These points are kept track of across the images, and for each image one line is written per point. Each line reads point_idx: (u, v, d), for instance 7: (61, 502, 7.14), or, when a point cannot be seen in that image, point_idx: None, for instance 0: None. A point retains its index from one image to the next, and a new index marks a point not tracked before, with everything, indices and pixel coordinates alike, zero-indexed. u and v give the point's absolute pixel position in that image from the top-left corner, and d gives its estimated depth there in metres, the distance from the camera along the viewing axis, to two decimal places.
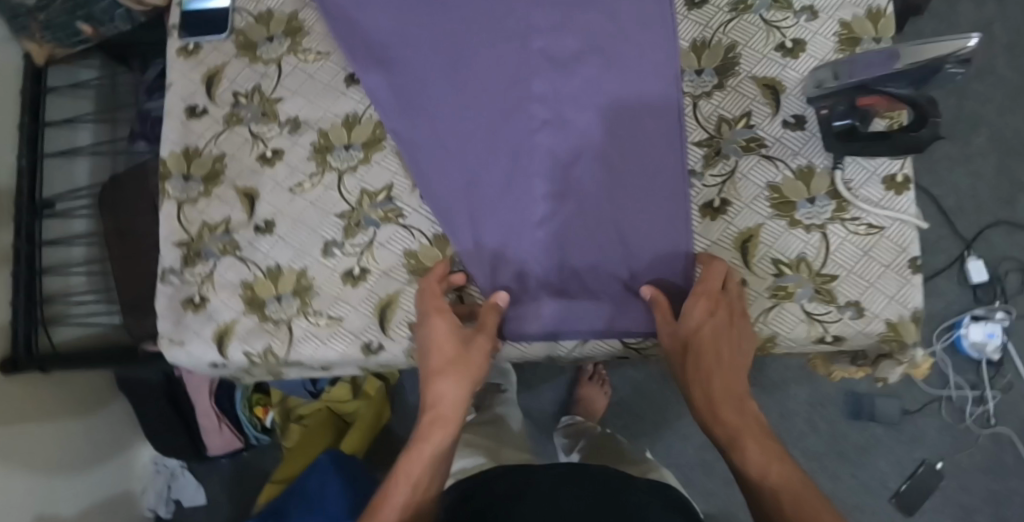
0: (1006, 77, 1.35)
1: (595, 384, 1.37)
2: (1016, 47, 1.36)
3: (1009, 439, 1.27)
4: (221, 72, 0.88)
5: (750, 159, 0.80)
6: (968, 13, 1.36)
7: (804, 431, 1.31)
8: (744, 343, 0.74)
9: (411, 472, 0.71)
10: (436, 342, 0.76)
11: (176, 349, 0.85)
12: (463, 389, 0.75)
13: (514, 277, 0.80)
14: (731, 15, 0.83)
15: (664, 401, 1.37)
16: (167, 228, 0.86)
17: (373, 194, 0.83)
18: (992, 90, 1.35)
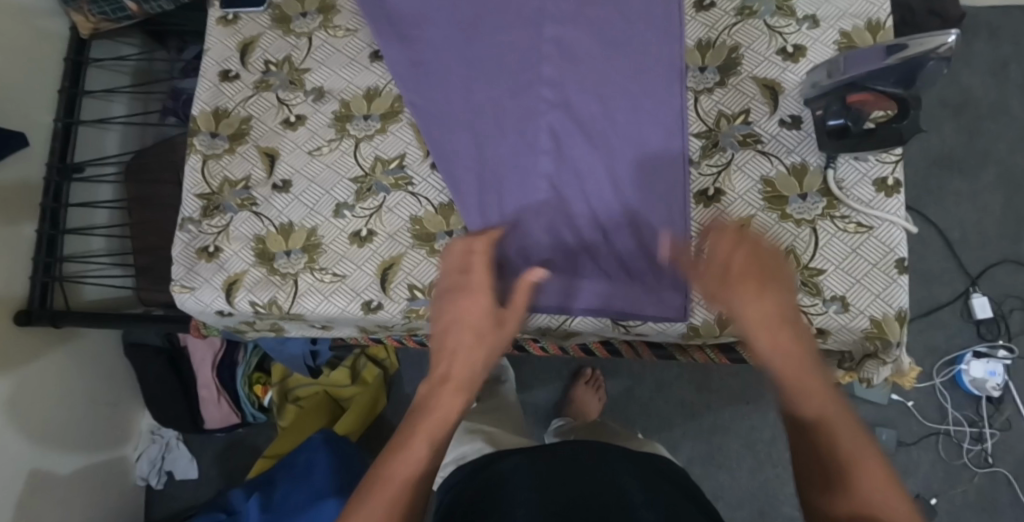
0: (1018, 116, 1.35)
1: (590, 389, 1.31)
2: None
3: (1006, 479, 1.23)
4: (256, 41, 0.94)
5: (746, 153, 0.84)
6: (983, 52, 1.38)
7: None
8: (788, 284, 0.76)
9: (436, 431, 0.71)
10: (470, 315, 0.78)
11: (186, 295, 0.89)
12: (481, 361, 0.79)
13: (515, 249, 0.83)
14: (736, 19, 0.88)
15: (657, 411, 1.33)
16: (191, 180, 0.91)
17: (386, 161, 0.88)
18: (1004, 128, 1.35)
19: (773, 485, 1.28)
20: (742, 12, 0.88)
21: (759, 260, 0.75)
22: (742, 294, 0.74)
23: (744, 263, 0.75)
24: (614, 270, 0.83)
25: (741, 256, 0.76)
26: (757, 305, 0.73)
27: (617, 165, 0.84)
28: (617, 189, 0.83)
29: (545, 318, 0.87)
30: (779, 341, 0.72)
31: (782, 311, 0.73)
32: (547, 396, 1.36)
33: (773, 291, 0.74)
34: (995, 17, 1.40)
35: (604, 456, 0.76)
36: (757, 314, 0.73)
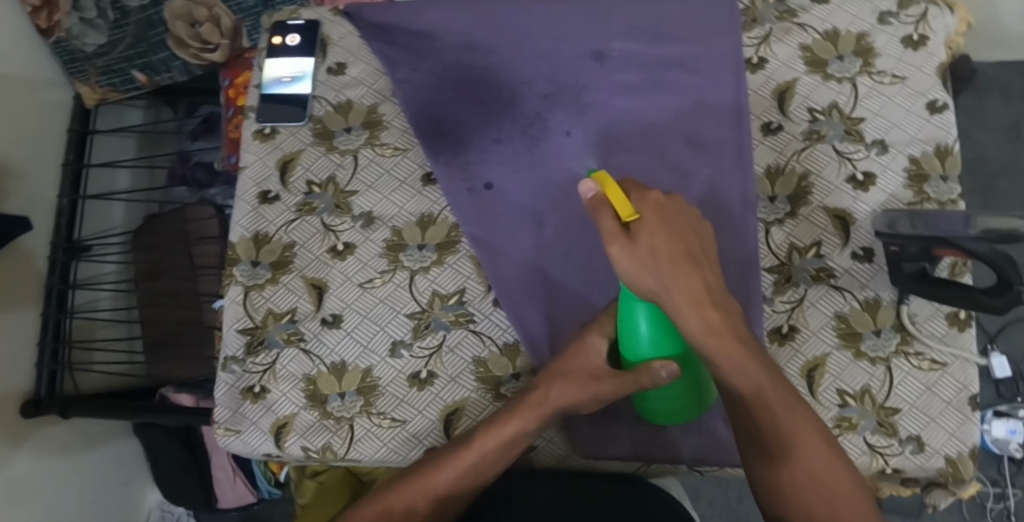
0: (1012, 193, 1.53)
1: None
2: (1015, 170, 1.54)
3: None
4: (297, 157, 0.89)
5: (819, 288, 0.82)
6: (997, 112, 1.56)
7: None
8: (685, 293, 0.66)
9: (491, 441, 0.73)
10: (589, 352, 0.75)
11: (231, 438, 0.84)
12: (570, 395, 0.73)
13: None
14: (805, 144, 0.85)
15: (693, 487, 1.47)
16: (232, 315, 0.86)
17: (444, 296, 0.83)
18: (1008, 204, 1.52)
19: None
20: (810, 136, 0.85)
21: (686, 238, 0.68)
22: (665, 259, 0.66)
23: (660, 234, 0.66)
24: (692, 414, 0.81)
25: (658, 228, 0.66)
26: (687, 282, 0.66)
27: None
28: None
29: (619, 464, 0.83)
30: (722, 345, 0.66)
31: (715, 298, 0.67)
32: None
33: (707, 279, 0.67)
34: (1004, 73, 1.57)
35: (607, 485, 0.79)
36: (688, 293, 0.66)
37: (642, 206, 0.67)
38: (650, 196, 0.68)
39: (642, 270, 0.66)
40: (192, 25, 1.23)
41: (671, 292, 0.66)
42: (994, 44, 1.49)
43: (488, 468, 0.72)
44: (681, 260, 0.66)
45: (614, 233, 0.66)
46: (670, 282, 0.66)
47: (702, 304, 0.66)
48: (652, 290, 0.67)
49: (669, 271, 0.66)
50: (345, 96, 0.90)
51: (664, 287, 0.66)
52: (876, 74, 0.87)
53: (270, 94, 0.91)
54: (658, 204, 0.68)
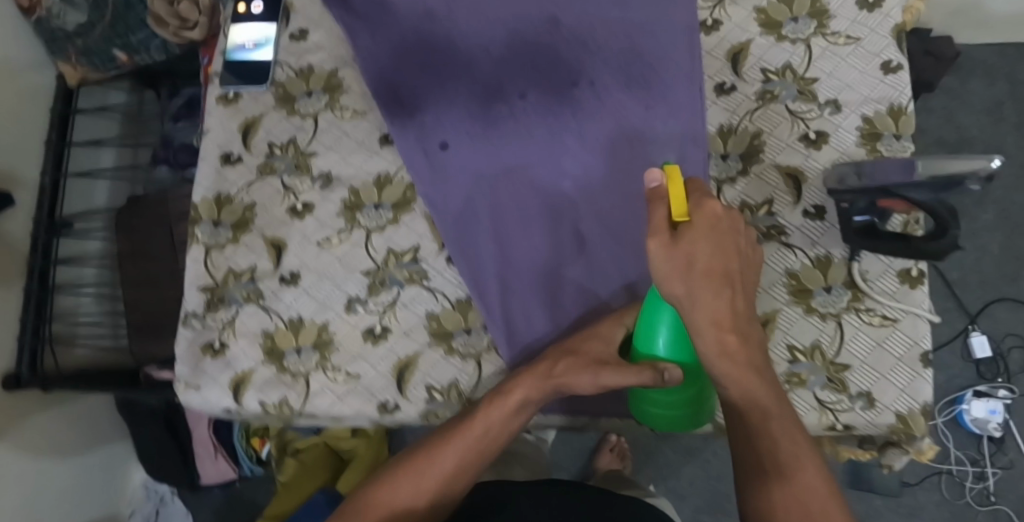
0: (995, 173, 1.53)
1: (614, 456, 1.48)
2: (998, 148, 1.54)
3: (1007, 515, 1.39)
4: (259, 121, 0.90)
5: (770, 246, 0.83)
6: (981, 94, 1.55)
7: None
8: (713, 314, 0.62)
9: (495, 418, 0.73)
10: (602, 334, 0.76)
11: (191, 393, 0.85)
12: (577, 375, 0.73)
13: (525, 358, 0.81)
14: (758, 104, 0.86)
15: (673, 464, 1.51)
16: (193, 273, 0.87)
17: (399, 253, 0.85)
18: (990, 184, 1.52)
19: None
20: (764, 96, 0.86)
21: (731, 257, 0.63)
22: (700, 270, 0.62)
23: (705, 243, 0.62)
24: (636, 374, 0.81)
25: (708, 233, 0.63)
26: (716, 303, 0.62)
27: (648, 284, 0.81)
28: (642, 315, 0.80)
29: None
30: (736, 370, 0.64)
31: (740, 325, 0.64)
32: (578, 444, 1.56)
33: (739, 303, 0.64)
34: (989, 54, 1.57)
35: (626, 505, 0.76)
36: (710, 312, 0.62)
37: (698, 210, 0.64)
38: (710, 204, 0.64)
39: (672, 275, 0.63)
40: (171, 2, 1.25)
41: (695, 302, 0.62)
42: (978, 24, 1.48)
43: (490, 445, 0.73)
44: (720, 279, 0.62)
45: (661, 227, 0.63)
46: (701, 299, 0.62)
47: (723, 327, 0.63)
48: (677, 296, 0.63)
49: (700, 283, 0.62)
50: (307, 61, 0.92)
51: (688, 297, 0.62)
52: (830, 35, 0.87)
53: (235, 60, 0.93)
54: (715, 210, 0.64)
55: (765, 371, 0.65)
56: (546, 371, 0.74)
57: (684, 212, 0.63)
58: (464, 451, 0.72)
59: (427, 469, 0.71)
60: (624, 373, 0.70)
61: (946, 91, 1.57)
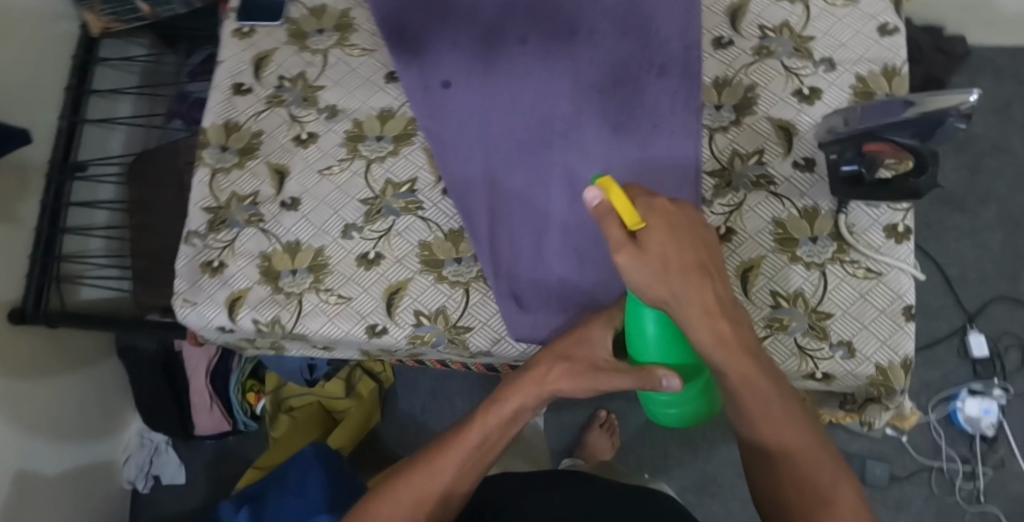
0: (1003, 172, 1.50)
1: (604, 432, 1.49)
2: (1006, 144, 1.51)
3: (996, 517, 1.34)
4: (271, 55, 0.94)
5: (758, 194, 0.84)
6: (989, 93, 1.52)
7: None
8: (699, 304, 0.63)
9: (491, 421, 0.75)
10: (592, 338, 0.76)
11: (188, 309, 0.88)
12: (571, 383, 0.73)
13: (511, 292, 0.83)
14: (754, 59, 0.88)
15: (663, 443, 1.50)
16: (198, 194, 0.91)
17: (397, 184, 0.88)
18: (994, 182, 1.49)
19: None
20: (759, 52, 0.88)
21: (697, 246, 0.64)
22: (674, 268, 0.63)
23: (668, 244, 0.63)
24: None
25: (667, 236, 0.63)
26: (700, 292, 0.63)
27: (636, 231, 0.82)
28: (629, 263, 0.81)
29: None
30: (737, 365, 0.64)
31: (727, 309, 0.65)
32: (567, 420, 1.55)
33: (718, 291, 0.64)
34: (999, 54, 1.55)
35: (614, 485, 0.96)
36: (698, 304, 0.63)
37: (649, 216, 0.64)
38: (658, 201, 0.64)
39: (652, 280, 0.63)
40: None
41: (681, 299, 0.63)
42: (987, 22, 1.46)
43: (488, 450, 0.75)
44: (694, 269, 0.63)
45: (621, 240, 0.63)
46: (683, 292, 0.63)
47: (715, 314, 0.64)
48: (663, 299, 0.64)
49: (680, 280, 0.63)
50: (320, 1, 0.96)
51: (674, 296, 0.63)
52: None
53: None
54: (665, 210, 0.64)
55: (762, 354, 0.66)
56: (535, 376, 0.75)
57: (637, 221, 0.63)
58: (465, 458, 0.74)
59: (428, 477, 0.73)
60: (622, 378, 0.70)
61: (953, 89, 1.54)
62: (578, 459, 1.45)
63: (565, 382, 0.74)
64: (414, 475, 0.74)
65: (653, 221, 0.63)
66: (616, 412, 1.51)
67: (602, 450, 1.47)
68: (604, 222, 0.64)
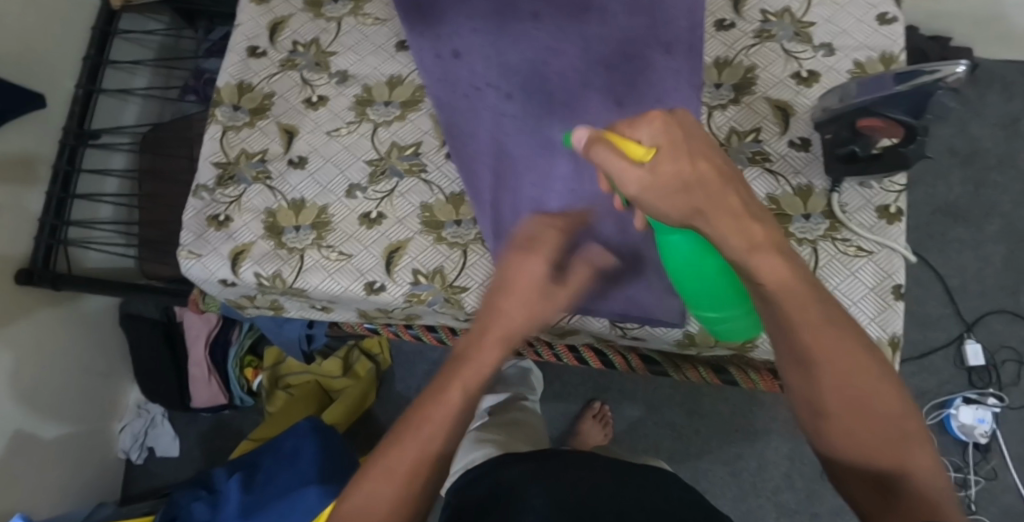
0: (1007, 186, 1.49)
1: (598, 424, 1.48)
2: (1011, 157, 1.50)
3: None
4: (287, 21, 0.97)
5: (754, 170, 0.86)
6: (995, 106, 1.51)
7: (769, 512, 1.44)
8: (725, 209, 0.60)
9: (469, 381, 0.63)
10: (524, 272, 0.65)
11: (192, 260, 0.90)
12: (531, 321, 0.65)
13: (506, 252, 0.85)
14: (754, 41, 0.90)
15: (657, 438, 1.51)
16: (209, 150, 0.93)
17: (402, 147, 0.90)
18: (997, 197, 1.48)
19: (757, 514, 1.44)
20: (760, 35, 0.91)
21: (708, 153, 0.61)
22: (693, 182, 0.60)
23: (682, 159, 0.60)
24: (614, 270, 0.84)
25: (679, 151, 0.60)
26: (723, 199, 0.61)
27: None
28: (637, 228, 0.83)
29: None
30: (789, 292, 0.58)
31: (752, 211, 0.61)
32: (562, 410, 1.55)
33: (741, 196, 0.61)
34: (1008, 71, 1.53)
35: (603, 458, 0.96)
36: (726, 213, 0.60)
37: (652, 138, 0.61)
38: (656, 122, 0.62)
39: (673, 199, 0.60)
40: None
41: (706, 215, 0.60)
42: (998, 36, 1.45)
43: (470, 405, 0.63)
44: (711, 179, 0.61)
45: (630, 168, 0.60)
46: (703, 205, 0.60)
47: (743, 216, 0.60)
48: (689, 216, 0.61)
49: (700, 191, 0.60)
50: None
51: (698, 210, 0.61)
52: None
53: None
54: (666, 123, 0.61)
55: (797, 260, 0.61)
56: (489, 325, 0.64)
57: (642, 148, 0.61)
58: (447, 418, 0.62)
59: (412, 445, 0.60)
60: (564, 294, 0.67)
61: (962, 102, 1.53)
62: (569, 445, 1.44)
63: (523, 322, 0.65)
64: (393, 446, 0.61)
65: (657, 143, 0.61)
66: (610, 403, 1.52)
67: (594, 438, 1.46)
68: (607, 154, 0.61)
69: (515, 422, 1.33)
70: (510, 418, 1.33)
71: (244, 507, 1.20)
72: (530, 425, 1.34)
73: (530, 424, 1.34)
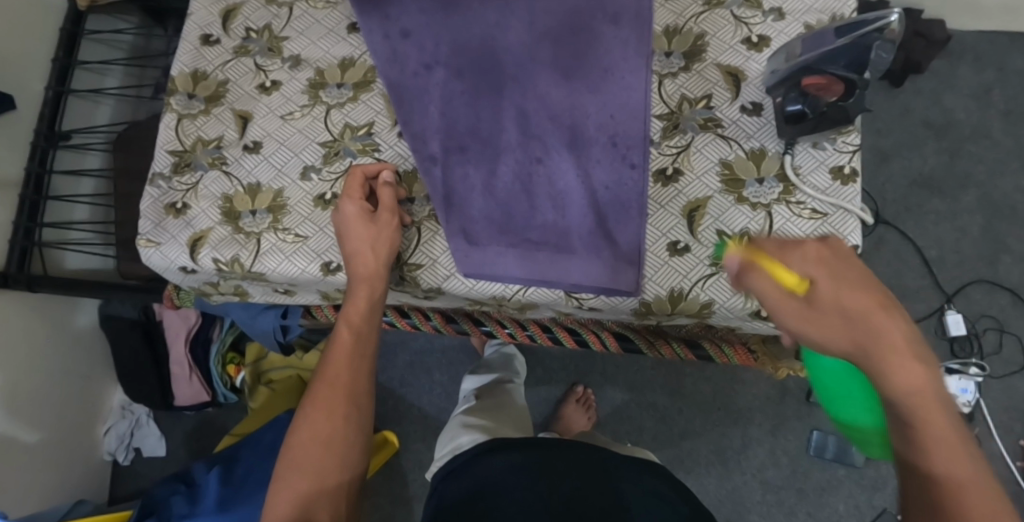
0: (981, 153, 1.48)
1: (581, 407, 1.48)
2: (985, 126, 1.49)
3: None
4: (239, 8, 0.97)
5: (706, 136, 0.86)
6: (968, 77, 1.50)
7: (754, 489, 1.43)
8: (890, 340, 0.59)
9: (352, 321, 0.81)
10: (347, 221, 0.82)
11: (151, 249, 0.90)
12: (376, 252, 0.82)
13: (460, 227, 0.85)
14: (704, 8, 0.90)
15: (641, 421, 1.50)
16: (165, 139, 0.93)
17: (355, 128, 0.90)
18: (974, 166, 1.48)
19: (743, 492, 1.43)
20: (710, 2, 0.90)
21: (869, 286, 0.61)
22: (857, 315, 0.60)
23: (840, 290, 0.60)
24: (568, 240, 0.83)
25: (829, 281, 0.61)
26: (891, 335, 0.59)
27: (590, 169, 0.84)
28: (589, 199, 0.84)
29: (499, 287, 0.87)
30: (929, 413, 0.58)
31: (919, 350, 0.59)
32: (545, 394, 1.55)
33: (902, 334, 0.59)
34: (980, 41, 1.52)
35: (606, 460, 0.90)
36: (886, 344, 0.59)
37: (803, 268, 0.62)
38: (811, 254, 0.62)
39: (835, 332, 0.60)
40: None
41: (868, 353, 0.59)
42: (968, 7, 1.44)
43: (363, 343, 0.81)
44: (874, 310, 0.60)
45: (784, 301, 0.61)
46: (868, 341, 0.59)
47: (913, 357, 0.58)
48: (853, 349, 0.60)
49: (865, 325, 0.59)
50: None
51: (864, 348, 0.59)
52: None
53: None
54: (818, 251, 0.62)
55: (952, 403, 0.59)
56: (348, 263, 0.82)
57: (796, 280, 0.61)
58: (351, 361, 0.80)
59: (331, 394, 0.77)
60: (388, 217, 0.84)
61: (935, 75, 1.52)
62: (553, 431, 1.44)
63: (373, 254, 0.82)
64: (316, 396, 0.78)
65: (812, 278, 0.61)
66: (591, 387, 1.52)
67: (578, 422, 1.46)
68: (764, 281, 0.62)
69: (500, 404, 1.34)
70: (490, 402, 1.33)
71: (222, 498, 1.21)
72: (517, 409, 1.35)
73: (515, 406, 1.35)
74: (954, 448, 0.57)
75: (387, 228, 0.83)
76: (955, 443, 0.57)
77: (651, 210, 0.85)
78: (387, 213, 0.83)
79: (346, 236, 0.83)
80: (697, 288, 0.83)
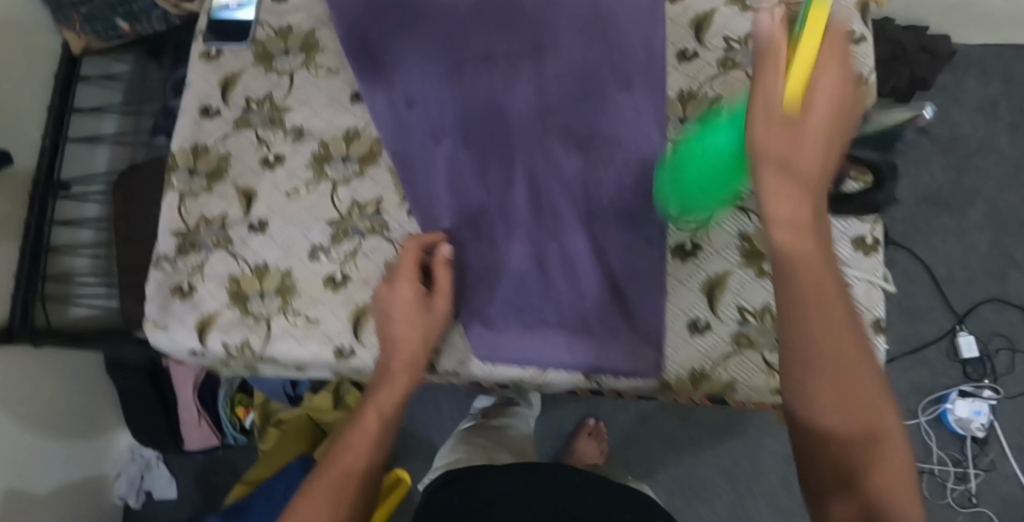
0: (989, 166, 1.44)
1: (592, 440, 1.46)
2: (995, 137, 1.45)
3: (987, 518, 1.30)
4: (237, 77, 0.94)
5: (724, 208, 0.84)
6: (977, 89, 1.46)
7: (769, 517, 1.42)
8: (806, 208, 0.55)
9: (382, 404, 0.78)
10: (398, 297, 0.81)
11: (159, 333, 0.88)
12: (420, 337, 0.80)
13: (475, 309, 0.83)
14: (718, 72, 0.87)
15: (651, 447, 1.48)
16: (167, 218, 0.91)
17: (363, 205, 0.88)
18: (986, 178, 1.44)
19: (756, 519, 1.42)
20: (724, 64, 0.87)
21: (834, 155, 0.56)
22: (808, 170, 0.56)
23: (817, 134, 0.56)
24: (586, 320, 0.82)
25: (829, 116, 0.56)
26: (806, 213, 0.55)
27: (607, 247, 0.83)
28: (605, 278, 0.82)
29: (518, 370, 0.85)
30: (833, 327, 0.53)
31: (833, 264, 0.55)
32: (555, 425, 1.53)
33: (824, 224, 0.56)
34: (986, 55, 1.47)
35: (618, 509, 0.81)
36: (798, 222, 0.55)
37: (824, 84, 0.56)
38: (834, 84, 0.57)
39: (780, 158, 0.55)
40: None
41: (783, 199, 0.55)
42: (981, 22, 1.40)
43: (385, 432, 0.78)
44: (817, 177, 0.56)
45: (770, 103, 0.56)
46: (791, 188, 0.55)
47: (814, 245, 0.54)
48: (774, 188, 0.56)
49: (801, 183, 0.55)
50: (287, 21, 0.95)
51: (779, 187, 0.55)
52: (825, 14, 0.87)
53: (218, 19, 0.96)
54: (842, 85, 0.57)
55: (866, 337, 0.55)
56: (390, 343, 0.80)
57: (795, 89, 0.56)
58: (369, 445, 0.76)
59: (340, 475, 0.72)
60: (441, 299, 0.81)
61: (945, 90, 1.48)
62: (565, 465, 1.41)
63: (417, 339, 0.80)
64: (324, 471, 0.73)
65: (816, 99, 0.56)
66: (605, 420, 1.48)
67: (589, 455, 1.43)
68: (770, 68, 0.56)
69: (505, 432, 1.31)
70: (492, 432, 1.29)
71: None
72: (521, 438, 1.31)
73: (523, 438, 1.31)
74: (858, 369, 0.53)
75: (438, 314, 0.81)
76: (866, 375, 0.53)
77: (669, 287, 0.83)
78: (443, 299, 0.81)
79: (390, 314, 0.81)
80: (719, 367, 0.81)
